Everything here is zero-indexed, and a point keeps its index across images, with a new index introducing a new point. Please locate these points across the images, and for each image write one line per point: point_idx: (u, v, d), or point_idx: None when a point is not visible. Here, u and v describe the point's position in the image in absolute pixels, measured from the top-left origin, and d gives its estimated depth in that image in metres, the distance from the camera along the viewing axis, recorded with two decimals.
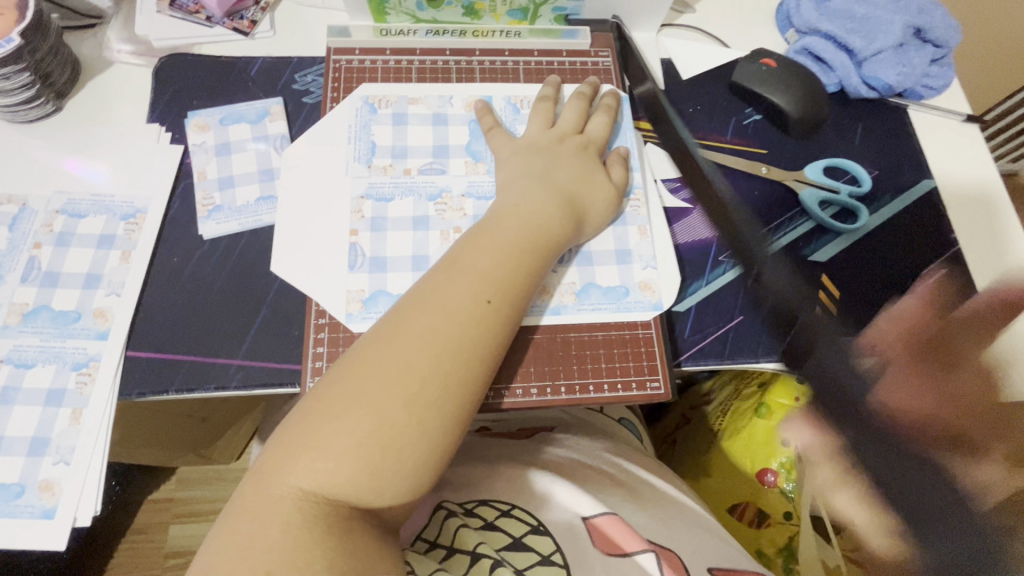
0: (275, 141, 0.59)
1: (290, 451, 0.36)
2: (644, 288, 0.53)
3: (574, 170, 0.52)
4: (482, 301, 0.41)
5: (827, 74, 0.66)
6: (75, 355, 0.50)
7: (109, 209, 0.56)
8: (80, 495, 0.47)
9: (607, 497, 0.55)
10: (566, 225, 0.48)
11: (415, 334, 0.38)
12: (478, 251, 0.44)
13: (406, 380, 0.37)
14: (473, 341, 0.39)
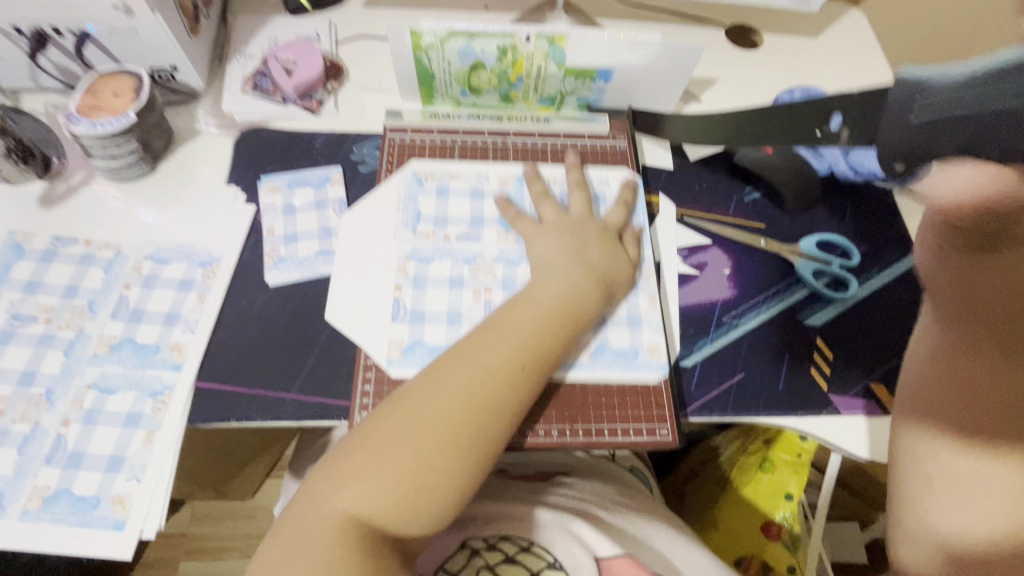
0: (333, 203, 0.69)
1: (339, 476, 0.43)
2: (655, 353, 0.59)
3: (601, 249, 0.60)
4: (516, 365, 0.48)
5: (818, 160, 0.75)
6: (153, 383, 0.57)
7: (189, 256, 0.65)
8: (147, 510, 0.52)
9: (621, 539, 0.59)
10: (595, 298, 0.55)
11: (454, 387, 0.46)
12: (515, 314, 0.52)
13: (443, 423, 0.44)
14: (500, 396, 0.46)
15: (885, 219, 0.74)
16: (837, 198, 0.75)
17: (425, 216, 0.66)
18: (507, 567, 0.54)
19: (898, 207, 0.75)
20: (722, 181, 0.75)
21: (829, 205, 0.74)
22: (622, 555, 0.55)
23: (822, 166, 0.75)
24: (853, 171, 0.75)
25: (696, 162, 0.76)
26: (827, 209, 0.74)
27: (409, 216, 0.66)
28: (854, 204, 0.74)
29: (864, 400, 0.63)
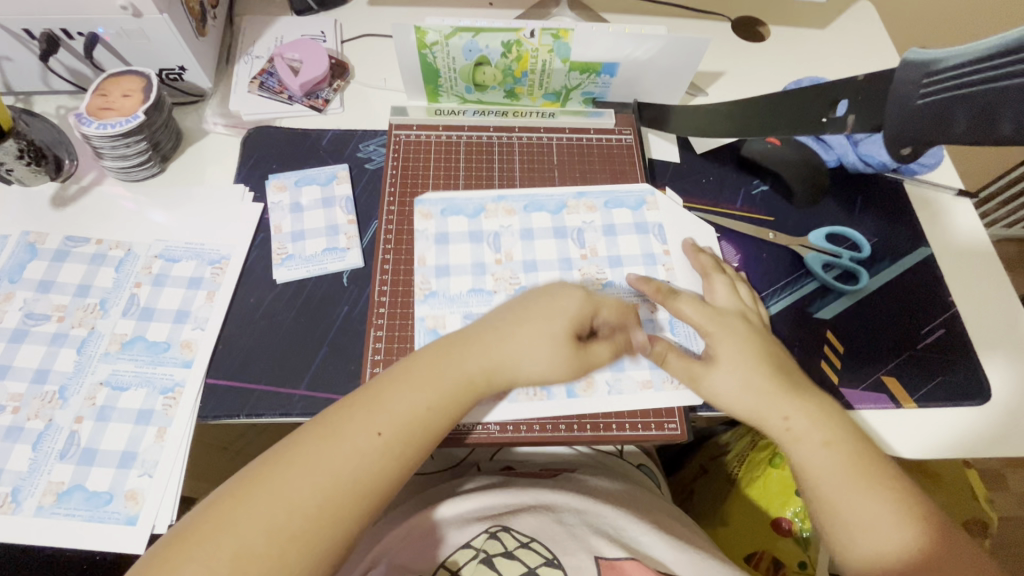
0: (340, 201, 0.69)
1: (152, 573, 0.38)
2: (669, 383, 0.58)
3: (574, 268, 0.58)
4: (375, 435, 0.44)
5: (827, 152, 0.74)
6: (164, 380, 0.58)
7: (198, 255, 0.65)
8: (160, 505, 0.53)
9: (626, 538, 0.60)
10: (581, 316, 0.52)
11: (308, 463, 0.43)
12: (400, 384, 0.47)
13: (288, 515, 0.41)
14: (374, 479, 0.44)
15: (896, 211, 0.73)
16: (847, 190, 0.74)
17: (484, 234, 0.65)
18: (506, 561, 0.56)
19: (909, 199, 0.74)
20: (729, 174, 0.74)
21: (839, 197, 0.73)
22: (631, 558, 0.57)
23: (832, 157, 0.74)
24: (862, 163, 0.73)
25: (704, 155, 0.75)
26: (837, 201, 0.73)
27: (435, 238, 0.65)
28: (864, 196, 0.74)
29: (877, 393, 0.62)
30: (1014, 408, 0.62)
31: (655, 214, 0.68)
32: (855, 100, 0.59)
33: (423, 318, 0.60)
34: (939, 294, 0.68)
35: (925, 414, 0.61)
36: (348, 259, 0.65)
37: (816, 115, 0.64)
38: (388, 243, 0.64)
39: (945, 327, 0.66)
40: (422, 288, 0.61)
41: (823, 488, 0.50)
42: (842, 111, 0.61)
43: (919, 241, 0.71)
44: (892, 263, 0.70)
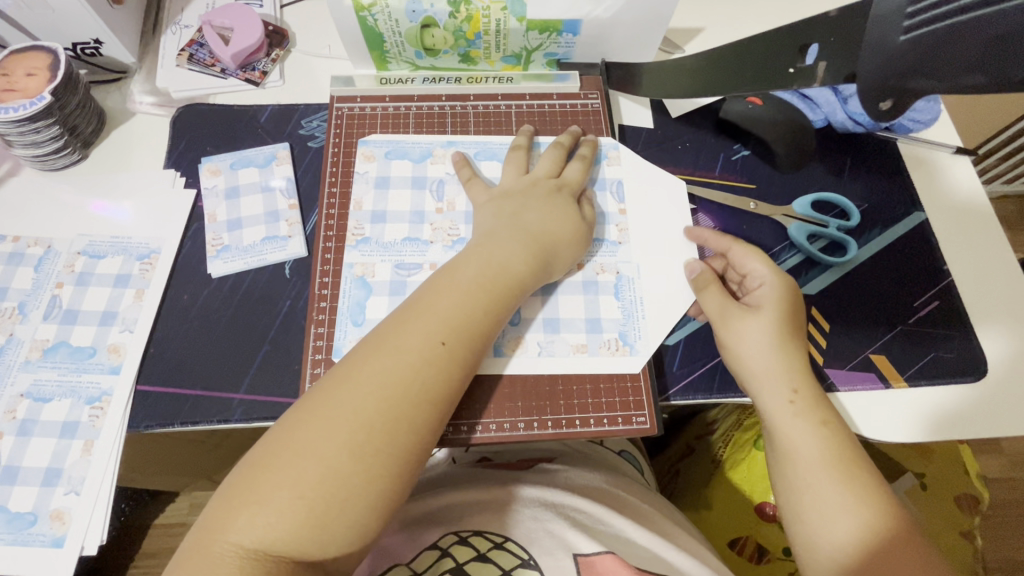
0: (280, 184, 0.63)
1: (234, 502, 0.37)
2: (604, 348, 0.53)
3: (543, 212, 0.53)
4: (436, 344, 0.43)
5: (813, 111, 0.68)
6: (89, 389, 0.53)
7: (125, 249, 0.60)
8: (89, 524, 0.49)
9: (601, 530, 0.54)
10: (532, 266, 0.50)
11: (364, 380, 0.41)
12: (440, 296, 0.46)
13: (352, 429, 0.39)
14: (426, 385, 0.42)
15: (888, 173, 0.67)
16: (835, 152, 0.68)
17: (426, 181, 0.60)
18: (479, 565, 0.49)
19: (903, 159, 0.68)
20: (707, 139, 0.68)
21: (826, 159, 0.67)
22: (608, 553, 0.50)
23: (818, 117, 0.68)
24: (852, 121, 0.68)
25: (679, 119, 0.69)
26: (824, 164, 0.67)
27: (376, 183, 0.60)
28: (853, 158, 0.68)
29: (865, 372, 0.58)
30: (1010, 383, 0.58)
31: (615, 169, 0.63)
32: (826, 44, 0.54)
33: (351, 265, 0.56)
34: (933, 262, 0.63)
35: (916, 394, 0.57)
36: (290, 249, 0.59)
37: (784, 64, 0.59)
38: (331, 232, 0.57)
39: (939, 298, 0.61)
40: (355, 233, 0.57)
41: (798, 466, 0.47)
42: (811, 58, 0.56)
43: (912, 206, 0.66)
44: (883, 231, 0.64)
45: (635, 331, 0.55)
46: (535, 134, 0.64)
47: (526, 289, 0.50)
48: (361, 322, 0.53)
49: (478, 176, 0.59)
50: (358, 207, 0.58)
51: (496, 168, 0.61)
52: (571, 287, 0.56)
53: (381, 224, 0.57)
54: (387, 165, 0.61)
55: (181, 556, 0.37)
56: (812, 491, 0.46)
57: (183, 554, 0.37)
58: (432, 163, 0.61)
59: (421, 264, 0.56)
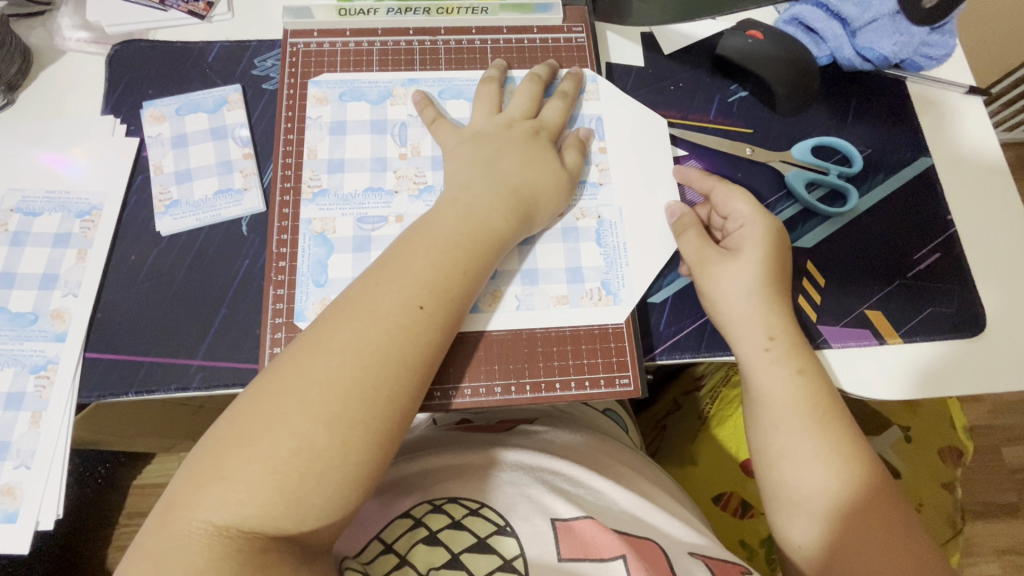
0: (232, 130, 0.57)
1: (199, 478, 0.32)
2: (586, 299, 0.50)
3: (521, 159, 0.48)
4: (413, 307, 0.38)
5: (818, 46, 0.62)
6: (33, 358, 0.49)
7: (63, 206, 0.54)
8: (43, 498, 0.46)
9: (581, 493, 0.53)
10: (511, 220, 0.45)
11: (338, 346, 0.36)
12: (417, 253, 0.41)
13: (328, 399, 0.34)
14: (406, 350, 0.37)
15: (893, 114, 0.63)
16: (839, 92, 0.63)
17: (388, 124, 0.54)
18: (452, 532, 0.47)
19: (910, 101, 0.63)
20: (701, 79, 0.63)
21: (828, 101, 0.62)
22: (586, 518, 0.49)
23: (823, 54, 0.62)
24: (859, 58, 0.61)
25: (671, 57, 0.63)
26: (826, 107, 0.62)
27: (330, 128, 0.54)
28: (858, 99, 0.63)
29: (859, 329, 0.55)
30: (1008, 338, 0.56)
31: (593, 105, 0.57)
32: None
33: (309, 221, 0.51)
34: (937, 212, 0.59)
35: (912, 350, 0.55)
36: (245, 203, 0.54)
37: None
38: (287, 182, 0.52)
39: (941, 250, 0.58)
40: (312, 185, 0.52)
41: (787, 425, 0.45)
42: None
43: (918, 151, 0.61)
44: (886, 179, 0.60)
45: (619, 280, 0.51)
46: (509, 69, 0.57)
47: (507, 244, 0.45)
48: (323, 282, 0.49)
49: (444, 117, 0.53)
50: (312, 156, 0.53)
51: (464, 106, 0.55)
52: (548, 235, 0.51)
53: (339, 174, 0.52)
54: (342, 107, 0.55)
55: (141, 538, 0.32)
56: (811, 446, 0.44)
57: (139, 539, 0.32)
58: (392, 104, 0.55)
59: (385, 218, 0.51)
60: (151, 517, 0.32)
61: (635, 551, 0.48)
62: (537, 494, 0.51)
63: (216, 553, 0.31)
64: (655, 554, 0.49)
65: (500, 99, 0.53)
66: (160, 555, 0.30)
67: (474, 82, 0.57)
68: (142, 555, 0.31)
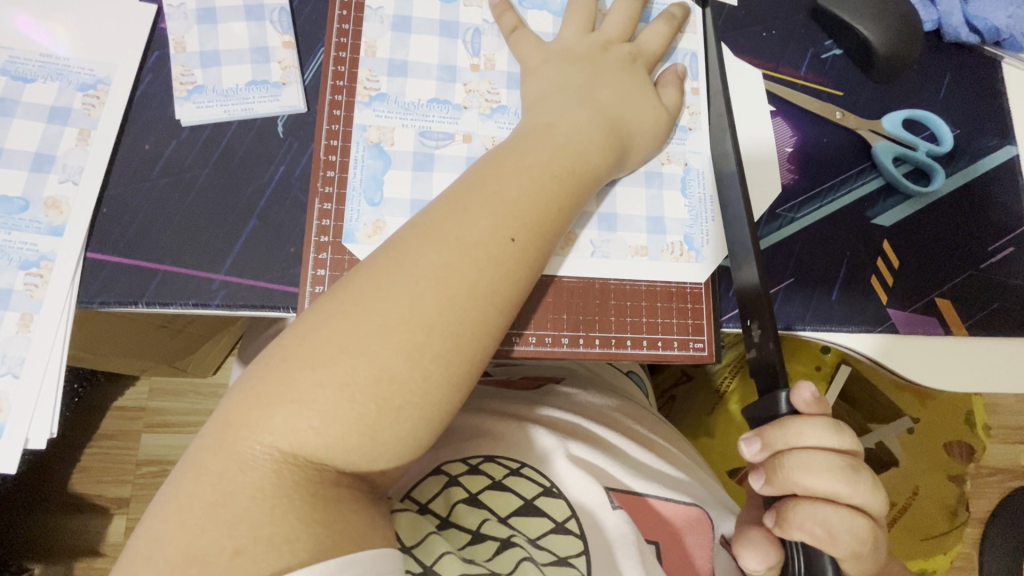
0: (271, 12, 0.48)
1: (264, 402, 0.29)
2: (666, 253, 0.46)
3: (619, 88, 0.43)
4: (506, 240, 0.34)
5: (927, 9, 0.57)
6: (23, 251, 0.42)
7: (61, 74, 0.45)
8: (35, 412, 0.40)
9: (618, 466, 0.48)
10: (608, 155, 0.40)
11: (422, 273, 0.32)
12: (510, 176, 0.36)
13: (410, 327, 0.31)
14: (495, 285, 0.33)
15: (987, 95, 0.59)
16: (936, 63, 0.58)
17: (459, 27, 0.47)
18: (496, 495, 0.44)
19: (1004, 82, 0.59)
20: (796, 29, 0.57)
21: (924, 72, 0.58)
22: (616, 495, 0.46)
23: (930, 17, 0.58)
24: (967, 28, 0.58)
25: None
26: (920, 78, 0.58)
27: (393, 23, 0.46)
28: (953, 74, 0.58)
29: (926, 317, 0.52)
30: None
31: (691, 38, 0.50)
32: None
33: (363, 127, 0.44)
34: (1018, 203, 0.56)
35: (974, 343, 0.53)
36: (284, 99, 0.47)
37: None
38: (339, 80, 0.45)
39: (1015, 245, 0.55)
40: (369, 86, 0.45)
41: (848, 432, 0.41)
42: None
43: (1005, 137, 0.58)
44: (971, 163, 0.57)
45: (703, 236, 0.47)
46: None
47: (601, 183, 0.40)
48: (377, 201, 0.43)
49: (526, 26, 0.46)
50: (370, 53, 0.46)
51: (547, 19, 0.48)
52: (631, 179, 0.46)
53: (401, 77, 0.45)
54: (408, 1, 0.47)
55: (193, 454, 0.30)
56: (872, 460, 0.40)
57: (195, 450, 0.30)
58: (465, 6, 0.48)
59: (451, 135, 0.45)
60: (207, 433, 0.30)
61: (660, 536, 0.46)
62: (569, 466, 0.46)
63: (287, 480, 0.29)
64: (702, 541, 0.47)
65: (594, 16, 0.47)
66: (222, 476, 0.28)
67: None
68: (201, 472, 0.29)
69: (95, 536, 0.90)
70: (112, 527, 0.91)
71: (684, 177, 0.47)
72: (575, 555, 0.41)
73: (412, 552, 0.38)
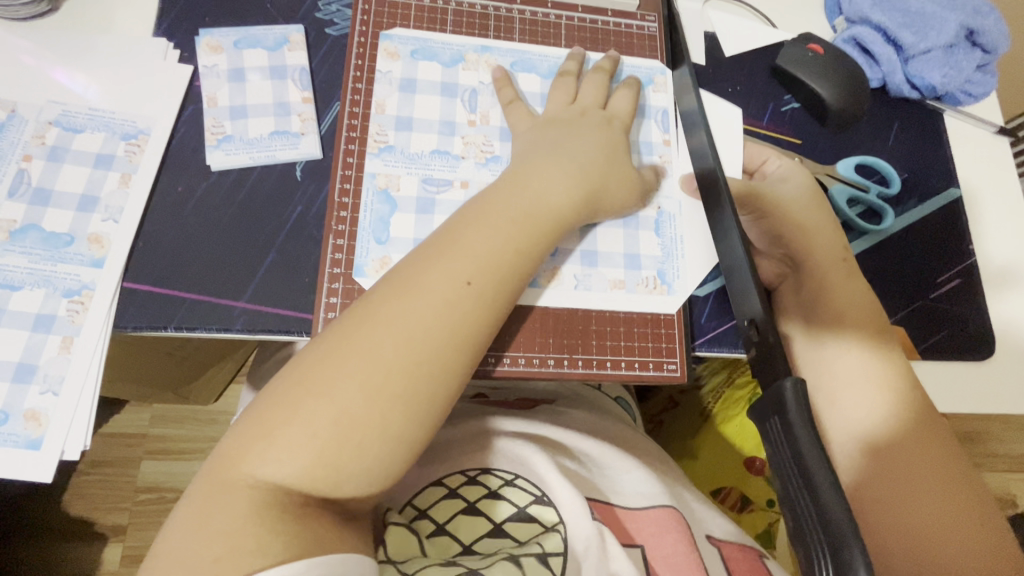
0: (293, 72, 0.55)
1: (289, 418, 0.34)
2: (642, 285, 0.51)
3: (598, 143, 0.49)
4: (459, 284, 0.39)
5: (872, 69, 0.65)
6: (67, 281, 0.47)
7: (107, 126, 0.51)
8: (71, 427, 0.44)
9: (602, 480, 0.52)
10: (579, 202, 0.46)
11: (424, 304, 0.37)
12: (485, 227, 0.42)
13: None
14: (484, 314, 0.39)
15: (930, 144, 0.65)
16: (883, 116, 0.65)
17: (459, 87, 0.54)
18: (490, 503, 0.48)
19: (946, 132, 0.66)
20: (757, 86, 0.64)
21: (873, 124, 0.65)
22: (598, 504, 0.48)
23: (875, 76, 0.65)
24: (908, 86, 0.65)
25: (731, 60, 0.65)
26: (870, 129, 0.65)
27: (400, 84, 0.53)
28: (899, 125, 0.65)
29: None
30: (1009, 366, 0.59)
31: (662, 96, 0.57)
32: None
33: (373, 175, 0.50)
34: (961, 240, 0.62)
35: (926, 367, 0.58)
36: (303, 147, 0.53)
37: None
38: (352, 132, 0.51)
39: (961, 277, 0.61)
40: (378, 139, 0.51)
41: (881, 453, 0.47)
42: None
43: (948, 182, 0.64)
44: (919, 204, 0.63)
45: (674, 270, 0.52)
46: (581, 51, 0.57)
47: (571, 223, 0.46)
48: (384, 239, 0.49)
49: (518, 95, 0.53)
50: (380, 110, 0.52)
51: (535, 81, 0.55)
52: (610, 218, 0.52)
53: (407, 131, 0.52)
54: (414, 65, 0.54)
55: (223, 463, 0.34)
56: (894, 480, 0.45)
57: (226, 460, 0.34)
58: (463, 69, 0.55)
59: (450, 181, 0.51)
60: (235, 446, 0.35)
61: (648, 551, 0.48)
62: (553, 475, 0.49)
63: (312, 482, 0.34)
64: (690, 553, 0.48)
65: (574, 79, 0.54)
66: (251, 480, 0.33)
67: (547, 57, 0.56)
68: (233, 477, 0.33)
69: (92, 563, 0.92)
70: (109, 553, 0.93)
71: (657, 219, 0.53)
72: (553, 553, 0.44)
73: (394, 564, 0.43)
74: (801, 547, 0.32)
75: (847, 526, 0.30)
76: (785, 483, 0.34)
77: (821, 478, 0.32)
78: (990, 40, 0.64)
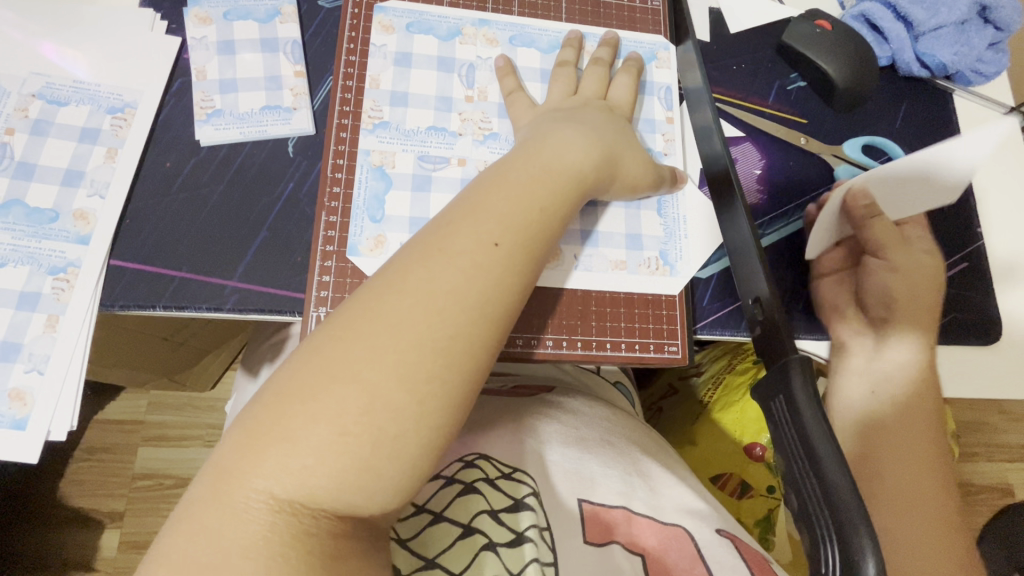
0: (284, 45, 0.53)
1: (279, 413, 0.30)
2: (644, 267, 0.50)
3: (604, 125, 0.46)
4: (489, 245, 0.35)
5: (881, 46, 0.63)
6: (52, 258, 0.45)
7: (92, 99, 0.50)
8: (57, 406, 0.43)
9: (605, 473, 0.49)
10: (597, 180, 0.43)
11: (422, 282, 0.33)
12: (499, 194, 0.38)
13: (421, 340, 0.31)
14: (493, 288, 0.34)
15: (939, 124, 0.64)
16: (891, 95, 0.64)
17: (455, 62, 0.52)
18: (489, 488, 0.43)
19: (956, 113, 0.65)
20: (763, 64, 0.63)
21: (881, 104, 0.63)
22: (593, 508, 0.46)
23: (884, 54, 0.63)
24: (918, 64, 0.64)
25: (736, 37, 0.63)
26: (879, 108, 0.63)
27: (395, 58, 0.51)
28: (907, 105, 0.64)
29: None
30: (1015, 352, 0.58)
31: (665, 74, 0.56)
32: None
33: (367, 152, 0.49)
34: (969, 224, 0.61)
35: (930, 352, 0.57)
36: (295, 123, 0.51)
37: None
38: (346, 106, 0.50)
39: (968, 260, 0.60)
40: (372, 116, 0.50)
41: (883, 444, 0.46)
42: None
43: None
44: None
45: (677, 252, 0.51)
46: (581, 26, 0.56)
47: (589, 186, 0.42)
48: (379, 218, 0.48)
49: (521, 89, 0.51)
50: (374, 85, 0.51)
51: (534, 56, 0.54)
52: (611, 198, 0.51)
53: (402, 107, 0.50)
54: (408, 39, 0.52)
55: None
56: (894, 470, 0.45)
57: None
58: (460, 43, 0.53)
59: (447, 159, 0.49)
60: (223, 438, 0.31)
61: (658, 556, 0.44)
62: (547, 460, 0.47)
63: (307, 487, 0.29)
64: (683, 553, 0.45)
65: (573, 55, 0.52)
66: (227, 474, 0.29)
67: (546, 32, 0.55)
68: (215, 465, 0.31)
69: (89, 549, 0.92)
70: (106, 540, 0.92)
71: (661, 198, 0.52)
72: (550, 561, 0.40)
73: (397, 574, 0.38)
74: (806, 529, 0.31)
75: (856, 511, 0.29)
76: (789, 466, 0.33)
77: (828, 457, 0.31)
78: (1004, 17, 0.62)
